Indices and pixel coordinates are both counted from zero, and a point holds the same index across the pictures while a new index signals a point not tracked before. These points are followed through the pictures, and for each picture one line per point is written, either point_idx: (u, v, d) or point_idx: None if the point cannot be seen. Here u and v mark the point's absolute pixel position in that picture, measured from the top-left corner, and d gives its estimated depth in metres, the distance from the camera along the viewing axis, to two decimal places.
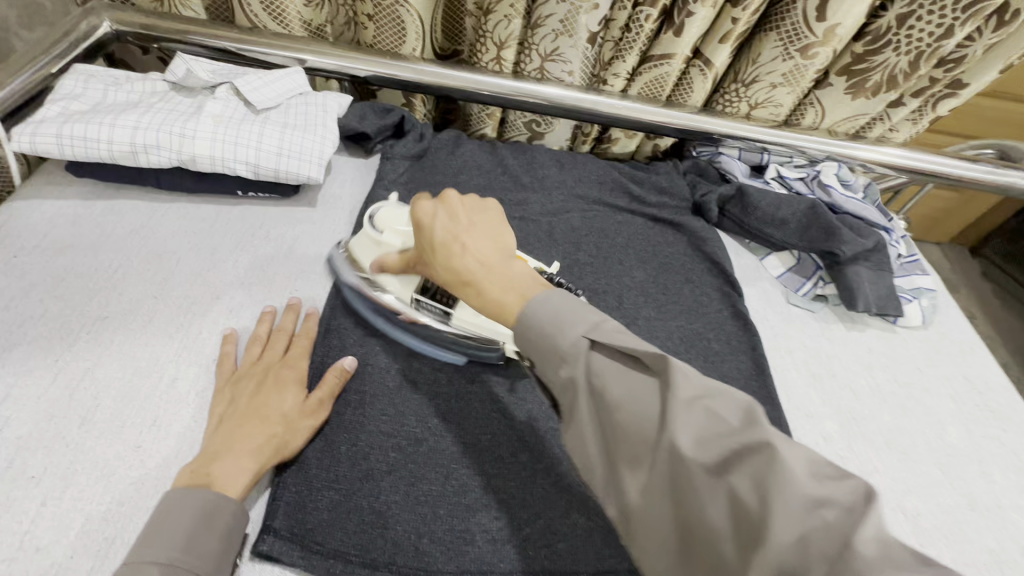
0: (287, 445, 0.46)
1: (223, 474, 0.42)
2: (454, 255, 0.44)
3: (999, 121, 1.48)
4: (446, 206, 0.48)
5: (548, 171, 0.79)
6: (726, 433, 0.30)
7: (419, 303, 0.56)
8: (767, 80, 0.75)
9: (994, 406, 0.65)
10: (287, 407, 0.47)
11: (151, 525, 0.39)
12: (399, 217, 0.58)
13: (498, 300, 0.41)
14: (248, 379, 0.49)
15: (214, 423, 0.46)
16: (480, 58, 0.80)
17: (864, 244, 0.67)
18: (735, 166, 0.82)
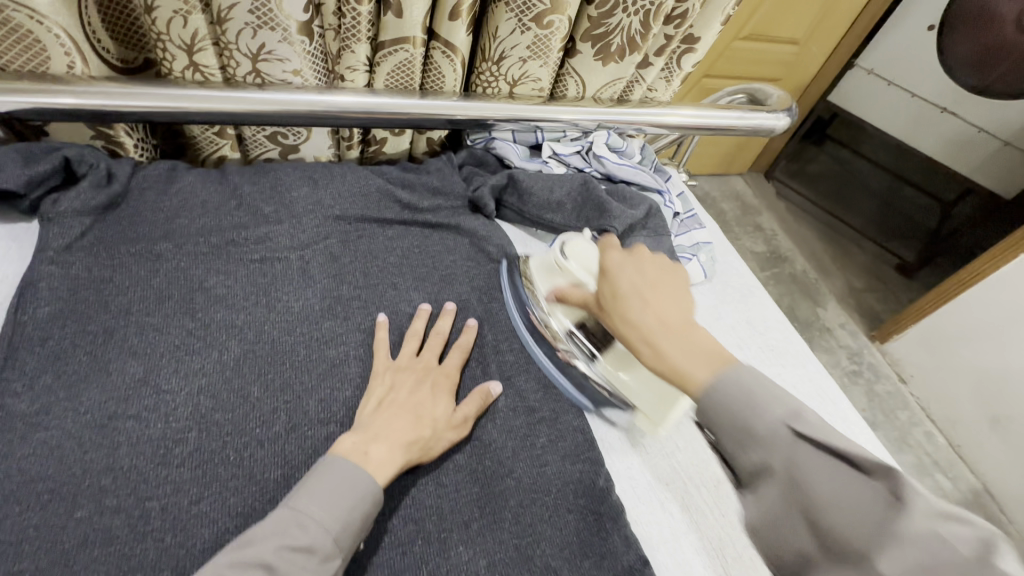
0: (428, 449, 0.48)
1: (378, 460, 0.44)
2: (628, 310, 0.42)
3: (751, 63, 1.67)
4: (623, 253, 0.46)
5: (297, 192, 0.66)
6: (859, 495, 0.30)
7: (572, 334, 0.55)
8: (515, 55, 0.69)
9: (773, 344, 0.69)
10: (433, 403, 0.50)
11: (318, 483, 0.41)
12: (590, 256, 0.55)
13: (675, 362, 0.37)
14: (409, 372, 0.53)
15: (411, 418, 0.48)
16: (173, 68, 0.63)
17: (634, 215, 0.66)
18: (510, 150, 0.77)
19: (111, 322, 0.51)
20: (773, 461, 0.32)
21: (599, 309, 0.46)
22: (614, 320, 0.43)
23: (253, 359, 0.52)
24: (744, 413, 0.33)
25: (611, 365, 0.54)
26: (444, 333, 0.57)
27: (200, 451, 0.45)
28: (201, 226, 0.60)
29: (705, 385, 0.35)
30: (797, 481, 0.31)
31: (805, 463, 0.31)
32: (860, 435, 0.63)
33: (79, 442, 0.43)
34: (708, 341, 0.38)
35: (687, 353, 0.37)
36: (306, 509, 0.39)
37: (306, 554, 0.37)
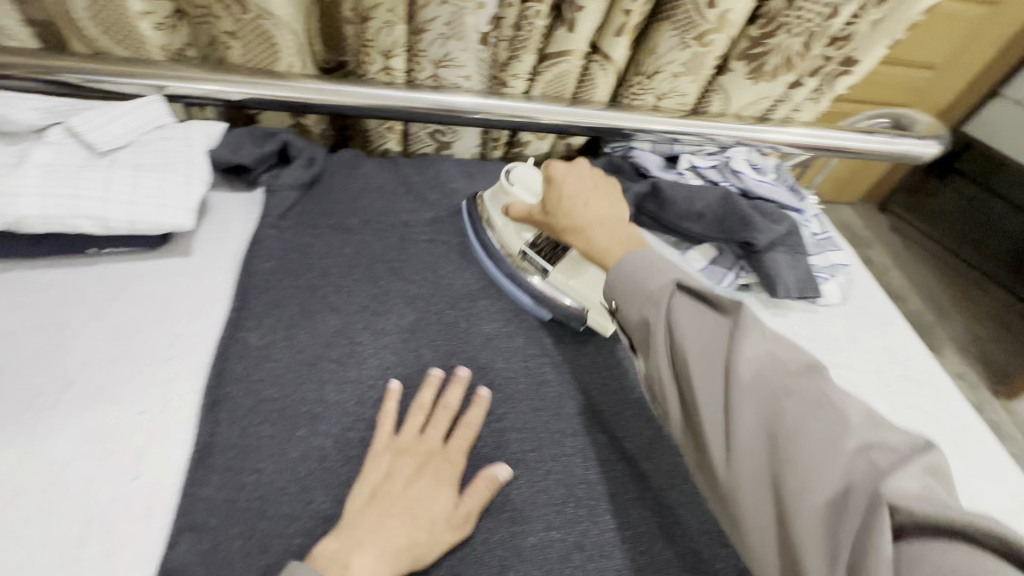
0: (421, 558, 0.42)
1: (359, 573, 0.39)
2: (592, 234, 0.55)
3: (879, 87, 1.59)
4: (577, 169, 0.61)
5: (456, 184, 0.74)
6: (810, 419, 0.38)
7: (523, 256, 0.62)
8: (668, 70, 0.73)
9: (913, 374, 0.67)
10: (434, 508, 0.44)
11: None
12: (531, 176, 0.65)
13: (605, 246, 0.54)
14: (409, 458, 0.48)
15: (416, 547, 0.42)
16: (368, 70, 0.73)
17: (777, 230, 0.67)
18: (649, 160, 0.80)
19: (314, 280, 0.60)
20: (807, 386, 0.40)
21: (546, 213, 0.59)
22: (557, 211, 0.58)
23: (424, 326, 0.59)
24: (807, 393, 0.40)
25: (564, 275, 0.60)
26: (464, 435, 0.50)
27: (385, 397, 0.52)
28: (380, 207, 0.69)
29: (621, 261, 0.50)
30: (796, 401, 0.39)
31: (837, 397, 0.40)
32: (1012, 480, 0.59)
33: (296, 374, 0.52)
34: (620, 232, 0.55)
35: (607, 245, 0.54)
36: None
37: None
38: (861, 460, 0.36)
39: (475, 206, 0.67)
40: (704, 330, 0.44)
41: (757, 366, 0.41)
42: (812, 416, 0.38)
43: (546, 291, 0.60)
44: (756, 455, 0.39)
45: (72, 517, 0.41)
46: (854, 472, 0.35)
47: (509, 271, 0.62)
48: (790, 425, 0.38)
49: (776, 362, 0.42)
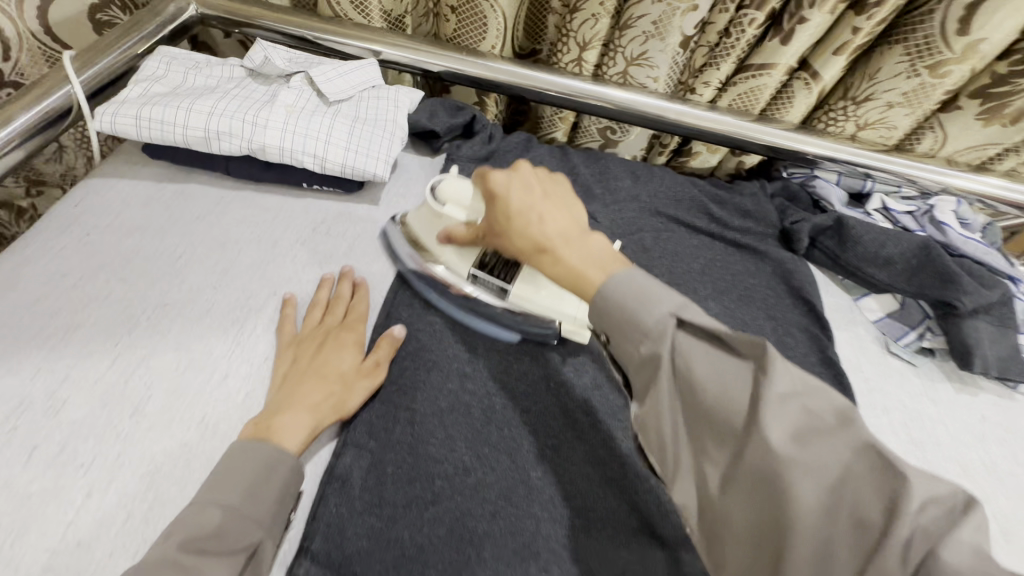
0: (346, 402, 0.47)
1: (283, 429, 0.43)
2: (527, 222, 0.43)
3: None
4: (518, 175, 0.47)
5: (621, 183, 0.74)
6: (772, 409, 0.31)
7: (475, 279, 0.55)
8: (884, 98, 0.66)
9: None
10: (346, 367, 0.49)
11: (219, 471, 0.40)
12: (462, 188, 0.55)
13: (579, 267, 0.40)
14: (309, 341, 0.50)
15: (334, 400, 0.47)
16: (560, 59, 0.75)
17: (988, 296, 0.58)
18: (832, 193, 0.74)
19: None
20: (661, 355, 0.34)
21: (494, 230, 0.47)
22: (514, 234, 0.44)
23: None
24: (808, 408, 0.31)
25: (524, 290, 0.54)
26: (360, 313, 0.54)
27: (527, 373, 0.54)
28: None
29: (604, 284, 0.38)
30: (702, 388, 0.33)
31: (652, 285, 0.36)
32: None
33: (455, 331, 0.56)
34: (564, 216, 0.43)
35: (587, 261, 0.40)
36: (218, 495, 0.39)
37: (215, 539, 0.37)
38: (791, 415, 0.30)
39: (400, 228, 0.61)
40: (620, 293, 0.37)
41: (647, 382, 0.35)
42: (722, 392, 0.33)
43: (510, 316, 0.55)
44: (748, 509, 0.30)
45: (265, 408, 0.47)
46: (811, 432, 0.30)
47: (431, 278, 0.57)
48: (721, 417, 0.32)
49: (626, 317, 0.36)
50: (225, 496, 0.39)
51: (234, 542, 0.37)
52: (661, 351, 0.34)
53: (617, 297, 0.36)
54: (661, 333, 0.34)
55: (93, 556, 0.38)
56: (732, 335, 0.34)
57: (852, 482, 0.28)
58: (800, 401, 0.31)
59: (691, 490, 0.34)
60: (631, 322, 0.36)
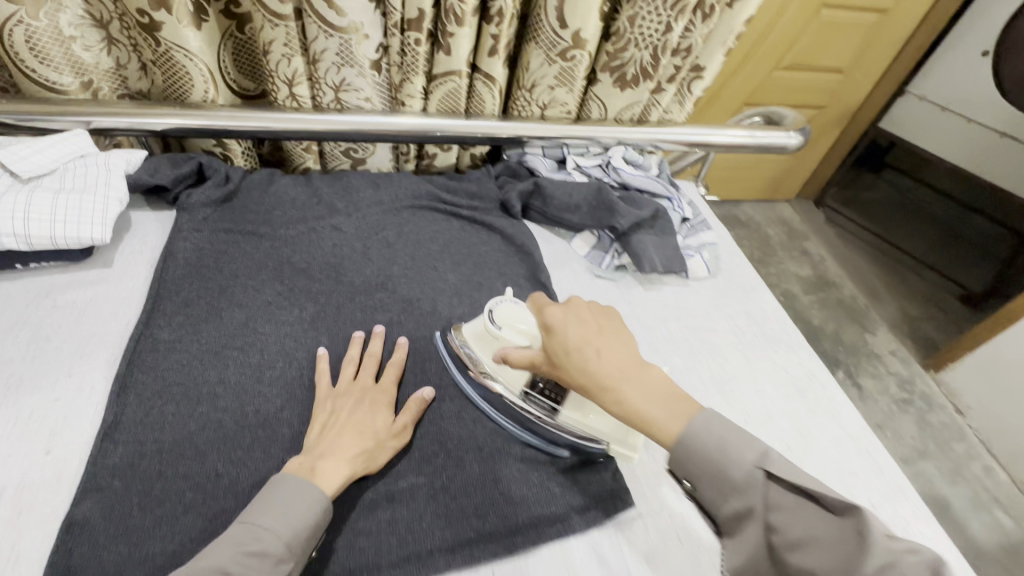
0: (374, 461, 0.53)
1: (325, 473, 0.49)
2: (587, 360, 0.52)
3: (812, 91, 2.05)
4: (572, 308, 0.56)
5: (363, 193, 0.83)
6: (826, 532, 0.41)
7: (527, 395, 0.59)
8: (544, 83, 0.84)
9: (768, 332, 0.76)
10: (377, 424, 0.55)
11: (262, 500, 0.46)
12: (517, 314, 0.60)
13: (639, 406, 0.49)
14: (348, 394, 0.57)
15: (370, 445, 0.53)
16: (276, 97, 0.82)
17: (640, 214, 0.77)
18: (540, 164, 0.90)
19: (223, 282, 0.67)
20: (755, 509, 0.44)
21: (552, 364, 0.53)
22: (569, 365, 0.52)
23: (323, 317, 0.66)
24: (790, 504, 0.43)
25: (573, 412, 0.58)
26: (392, 374, 0.61)
27: (281, 377, 0.59)
28: (290, 217, 0.77)
29: (681, 437, 0.47)
30: (786, 524, 0.43)
31: (728, 437, 0.46)
32: (845, 412, 0.68)
33: (201, 361, 0.59)
34: (610, 355, 0.52)
35: (648, 399, 0.50)
36: (259, 522, 0.44)
37: (260, 557, 0.42)
38: (882, 546, 0.39)
39: (456, 339, 0.63)
40: (701, 445, 0.46)
41: (739, 522, 0.45)
42: (817, 552, 0.41)
43: (561, 433, 0.58)
44: (806, 560, 0.41)
45: None
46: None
47: (472, 373, 0.61)
48: (807, 562, 0.41)
49: (713, 467, 0.46)
50: (266, 521, 0.44)
51: (274, 560, 0.43)
52: (755, 504, 0.44)
53: (705, 446, 0.46)
54: (752, 486, 0.44)
55: None
56: (827, 498, 0.42)
57: None
58: (889, 544, 0.39)
59: (742, 553, 0.44)
60: (723, 477, 0.45)
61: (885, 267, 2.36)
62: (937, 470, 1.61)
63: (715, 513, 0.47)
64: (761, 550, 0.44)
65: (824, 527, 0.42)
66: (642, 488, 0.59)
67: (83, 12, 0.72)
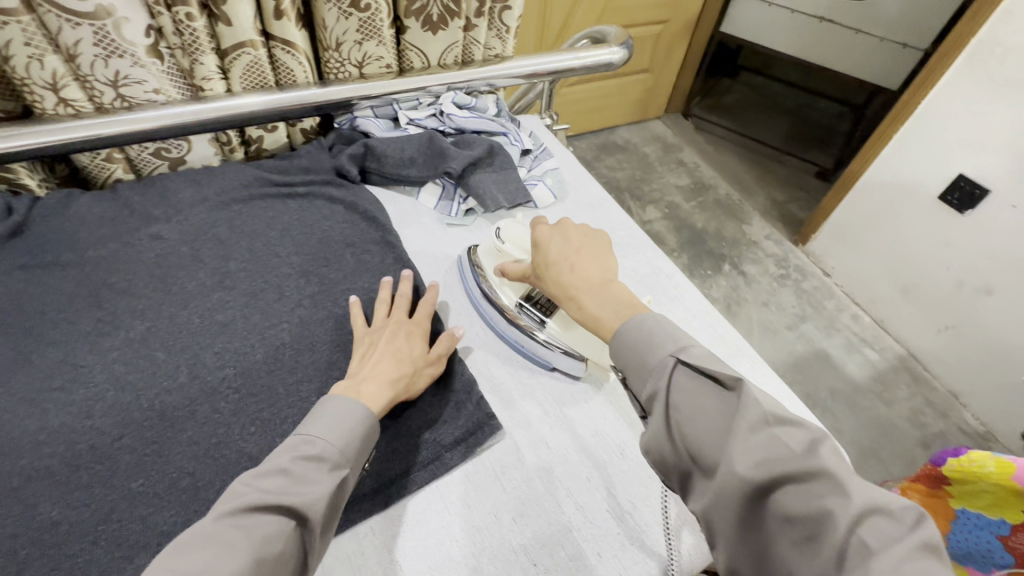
0: (411, 386, 0.56)
1: (368, 395, 0.52)
2: (558, 273, 0.55)
3: (654, 6, 2.12)
4: (560, 229, 0.59)
5: (183, 194, 0.76)
6: (719, 404, 0.42)
7: (520, 308, 0.63)
8: (350, 40, 0.80)
9: (616, 240, 0.80)
10: (413, 349, 0.58)
11: (313, 412, 0.48)
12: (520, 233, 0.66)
13: (598, 313, 0.51)
14: (382, 333, 0.59)
15: (409, 371, 0.56)
16: (45, 107, 0.72)
17: (473, 153, 0.77)
18: (372, 125, 0.87)
19: (31, 323, 0.61)
20: (662, 392, 0.43)
21: (537, 274, 0.59)
22: (546, 276, 0.56)
23: (155, 333, 0.61)
24: (725, 425, 0.41)
25: (558, 327, 0.62)
26: (421, 308, 0.63)
27: (115, 406, 0.55)
28: (100, 236, 0.70)
29: (618, 332, 0.48)
30: (689, 414, 0.42)
31: (654, 324, 0.46)
32: (690, 297, 0.74)
33: (14, 413, 0.53)
34: (572, 261, 0.56)
35: (605, 305, 0.51)
36: (315, 431, 0.46)
37: (318, 462, 0.45)
38: (766, 429, 0.39)
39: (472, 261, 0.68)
40: (630, 335, 0.47)
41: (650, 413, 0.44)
42: (698, 420, 0.41)
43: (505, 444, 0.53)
44: (710, 445, 0.40)
45: None
46: (774, 456, 0.37)
47: (489, 295, 0.65)
48: (706, 449, 0.40)
49: (636, 360, 0.46)
50: (319, 431, 0.46)
51: (332, 463, 0.45)
52: (661, 387, 0.43)
53: (631, 340, 0.46)
54: (664, 372, 0.43)
55: None
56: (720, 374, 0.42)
57: (826, 528, 0.35)
58: (777, 427, 0.39)
59: (654, 432, 0.43)
60: (640, 362, 0.45)
61: (751, 162, 2.56)
62: (816, 328, 1.83)
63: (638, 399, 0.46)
64: (664, 436, 0.42)
65: (777, 447, 0.38)
66: (516, 417, 0.60)
67: None
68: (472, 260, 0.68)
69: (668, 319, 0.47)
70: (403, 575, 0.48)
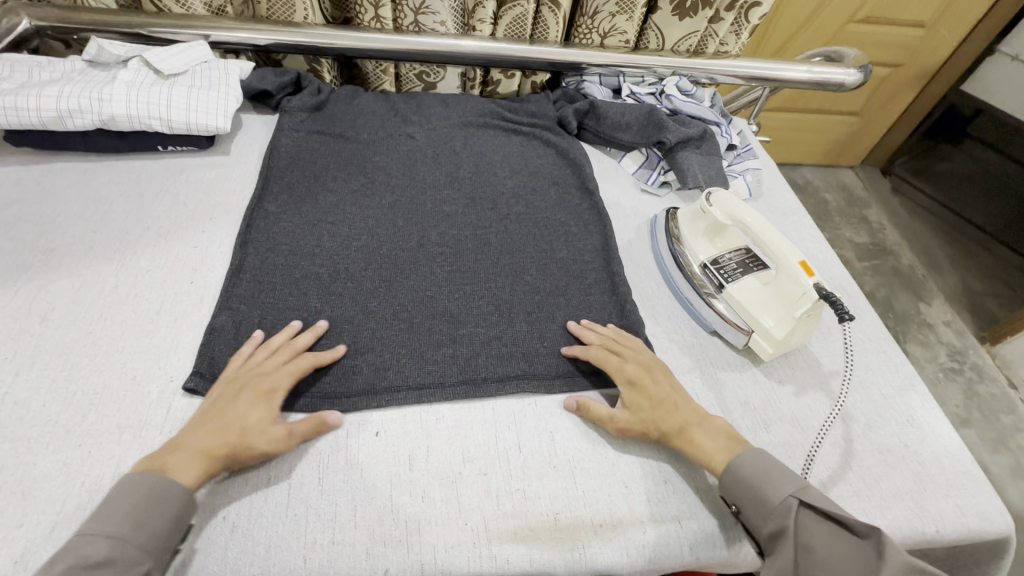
0: (245, 449, 0.49)
1: (176, 467, 0.46)
2: (668, 412, 0.56)
3: (889, 46, 1.95)
4: (630, 358, 0.60)
5: (434, 110, 0.92)
6: (851, 552, 0.45)
7: (704, 268, 0.68)
8: (606, 10, 0.89)
9: (804, 250, 0.80)
10: (250, 417, 0.50)
11: (109, 501, 0.44)
12: (733, 204, 0.66)
13: (712, 450, 0.54)
14: (637, 374, 0.58)
15: (670, 405, 0.56)
16: (363, 19, 0.91)
17: (689, 132, 0.82)
18: (596, 90, 0.96)
19: (318, 172, 0.79)
20: (788, 529, 0.48)
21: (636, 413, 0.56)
22: (665, 411, 0.56)
23: (399, 205, 0.77)
24: (853, 572, 0.44)
25: (734, 294, 0.64)
26: (284, 378, 0.54)
27: (365, 246, 0.70)
28: (372, 125, 0.88)
29: (734, 467, 0.52)
30: (826, 558, 0.45)
31: (772, 468, 0.51)
32: (870, 323, 0.72)
33: (301, 230, 0.71)
34: (665, 381, 0.59)
35: (716, 445, 0.54)
36: (102, 527, 0.43)
37: (104, 567, 0.41)
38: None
39: (671, 224, 0.74)
40: (747, 474, 0.51)
41: (776, 547, 0.49)
42: (829, 567, 0.45)
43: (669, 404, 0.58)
44: None
45: (149, 301, 0.61)
46: None
47: (678, 257, 0.70)
48: None
49: (755, 495, 0.50)
50: (114, 525, 0.43)
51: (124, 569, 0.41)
52: (788, 524, 0.48)
53: (749, 477, 0.51)
54: (787, 511, 0.49)
55: (26, 409, 0.52)
56: (850, 519, 0.46)
57: None
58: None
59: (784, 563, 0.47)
60: (762, 500, 0.50)
61: (951, 240, 2.25)
62: (978, 437, 1.59)
63: (756, 534, 0.51)
64: (792, 573, 0.47)
65: None
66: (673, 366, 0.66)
67: None
68: (672, 223, 0.74)
69: (783, 463, 0.52)
70: (556, 443, 0.56)
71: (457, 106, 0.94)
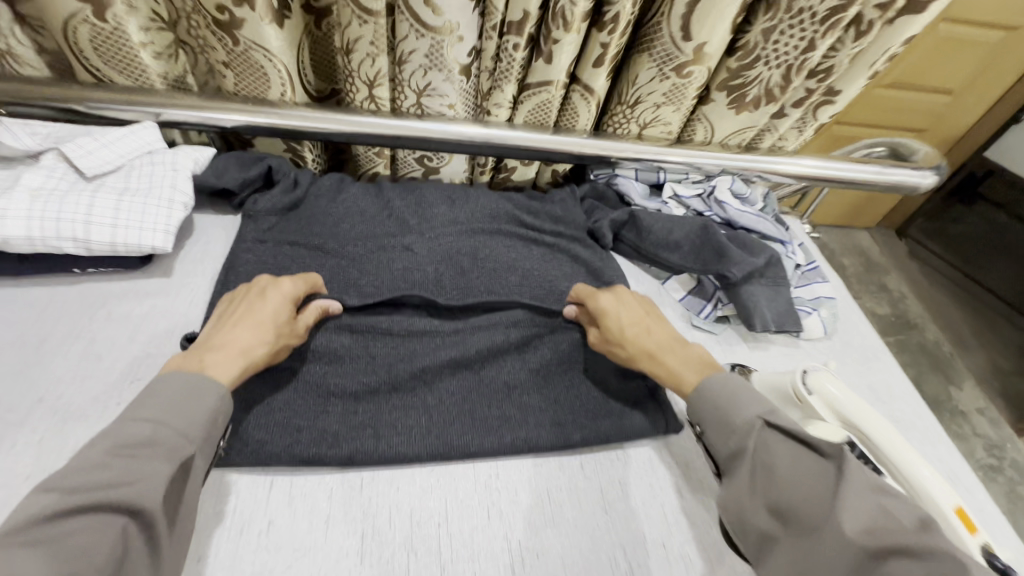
0: (262, 353, 0.50)
1: (213, 365, 0.47)
2: (641, 339, 0.57)
3: (915, 111, 1.85)
4: (620, 296, 0.61)
5: (437, 210, 0.75)
6: (816, 468, 0.43)
7: None
8: (649, 100, 0.74)
9: (898, 415, 0.64)
10: (273, 313, 0.52)
11: (142, 397, 0.43)
12: (844, 395, 0.51)
13: (681, 372, 0.55)
14: (630, 313, 0.59)
15: (642, 328, 0.58)
16: (354, 98, 0.75)
17: (755, 262, 0.66)
18: (632, 188, 0.80)
19: None
20: (747, 450, 0.46)
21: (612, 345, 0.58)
22: (632, 339, 0.57)
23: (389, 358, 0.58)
24: (815, 487, 0.42)
25: None
26: (281, 303, 0.54)
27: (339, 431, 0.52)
28: (360, 231, 0.70)
29: (698, 390, 0.52)
30: (782, 475, 0.44)
31: (741, 392, 0.49)
32: None
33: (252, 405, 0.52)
34: (659, 332, 0.58)
35: (684, 366, 0.55)
36: (135, 414, 0.41)
37: (146, 448, 0.39)
38: (872, 496, 0.41)
39: None
40: (711, 393, 0.50)
41: (733, 471, 0.46)
42: (788, 485, 0.43)
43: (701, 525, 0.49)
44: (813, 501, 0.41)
45: None
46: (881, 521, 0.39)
47: None
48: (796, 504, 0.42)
49: (721, 421, 0.48)
50: (151, 413, 0.41)
51: (167, 451, 0.40)
52: (748, 446, 0.46)
53: (714, 398, 0.50)
54: (750, 432, 0.46)
55: None
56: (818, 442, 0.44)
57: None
58: (882, 495, 0.41)
59: (754, 511, 0.44)
60: (726, 423, 0.48)
61: (972, 311, 2.14)
62: None
63: (715, 452, 0.49)
64: (745, 488, 0.45)
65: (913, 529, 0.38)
66: None
67: (153, 13, 0.69)
68: None
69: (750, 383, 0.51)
70: None
71: (465, 199, 0.77)
